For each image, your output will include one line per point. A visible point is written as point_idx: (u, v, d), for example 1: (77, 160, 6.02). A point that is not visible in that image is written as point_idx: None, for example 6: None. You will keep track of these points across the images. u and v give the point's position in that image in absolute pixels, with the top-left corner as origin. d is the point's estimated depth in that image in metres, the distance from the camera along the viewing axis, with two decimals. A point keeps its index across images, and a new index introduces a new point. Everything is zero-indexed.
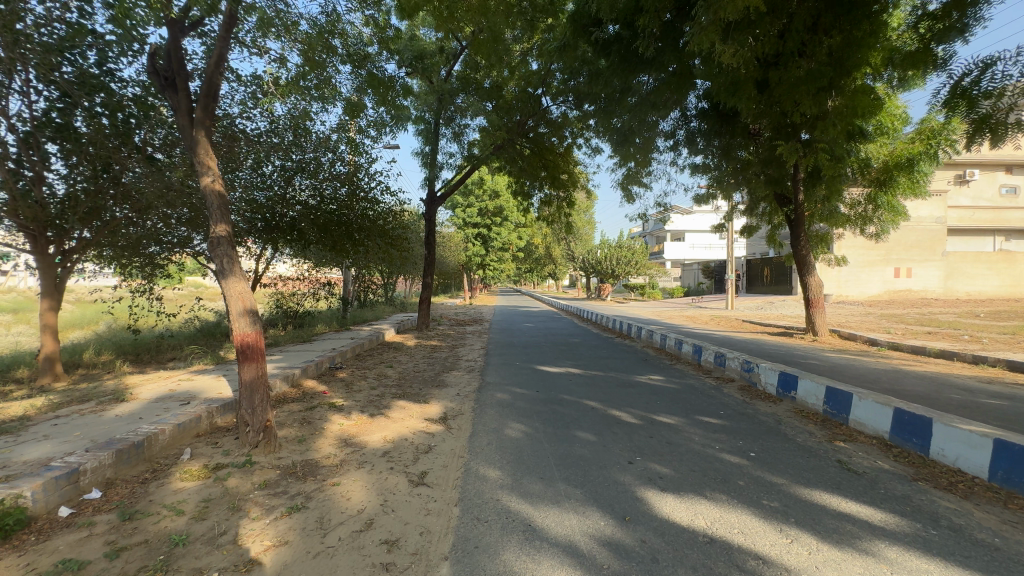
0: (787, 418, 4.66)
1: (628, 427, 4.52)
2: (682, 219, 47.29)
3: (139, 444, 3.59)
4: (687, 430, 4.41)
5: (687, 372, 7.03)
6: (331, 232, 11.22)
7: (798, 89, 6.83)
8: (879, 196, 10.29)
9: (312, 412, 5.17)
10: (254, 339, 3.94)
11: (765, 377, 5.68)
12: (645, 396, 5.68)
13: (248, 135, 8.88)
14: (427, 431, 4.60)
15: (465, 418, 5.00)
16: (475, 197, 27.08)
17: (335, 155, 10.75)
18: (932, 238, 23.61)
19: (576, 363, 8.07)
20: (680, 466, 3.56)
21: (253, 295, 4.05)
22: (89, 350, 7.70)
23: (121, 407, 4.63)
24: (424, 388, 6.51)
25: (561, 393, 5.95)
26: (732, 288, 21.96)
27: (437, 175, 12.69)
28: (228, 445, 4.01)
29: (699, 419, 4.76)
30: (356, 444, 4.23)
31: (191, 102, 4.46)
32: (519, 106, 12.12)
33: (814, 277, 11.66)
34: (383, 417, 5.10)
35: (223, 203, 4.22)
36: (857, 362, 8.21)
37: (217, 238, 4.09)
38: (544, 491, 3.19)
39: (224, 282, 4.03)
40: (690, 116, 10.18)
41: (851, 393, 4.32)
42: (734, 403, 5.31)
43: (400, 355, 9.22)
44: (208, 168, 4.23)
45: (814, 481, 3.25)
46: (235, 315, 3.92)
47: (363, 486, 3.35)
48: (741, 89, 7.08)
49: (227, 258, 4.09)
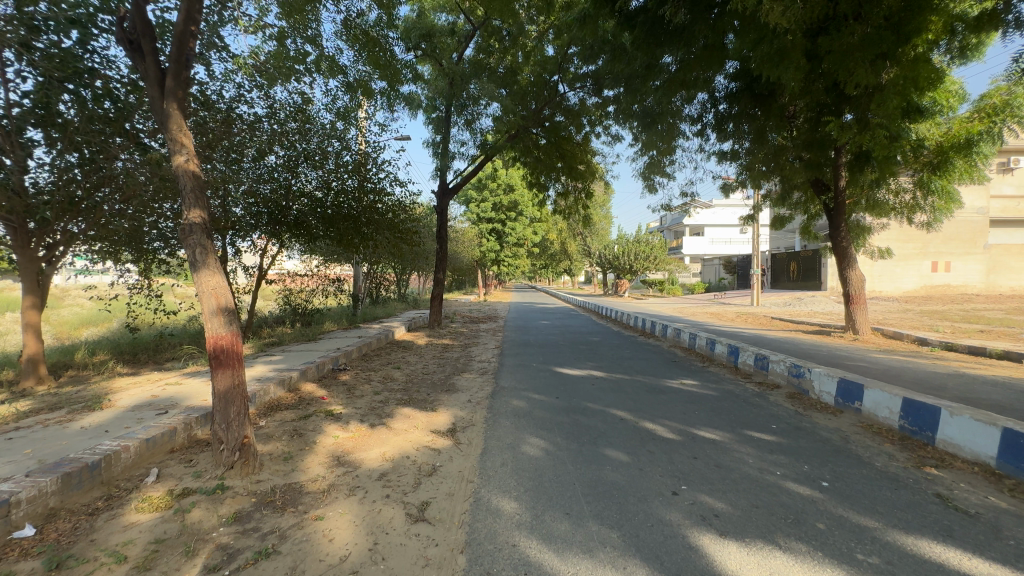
0: (855, 435, 3.94)
1: (667, 444, 3.86)
2: (702, 213, 46.04)
3: (94, 465, 3.07)
4: (736, 449, 3.73)
5: (723, 376, 6.30)
6: (338, 226, 10.76)
7: (853, 56, 6.07)
8: (931, 181, 9.34)
9: (306, 421, 4.62)
10: (229, 342, 3.37)
11: (820, 383, 4.96)
12: (680, 405, 5.01)
13: (248, 122, 8.42)
14: (432, 446, 4.01)
15: (476, 431, 4.40)
16: (489, 191, 26.56)
17: (342, 143, 10.28)
18: (973, 230, 22.27)
19: (598, 365, 7.41)
20: (738, 499, 2.90)
21: (230, 291, 3.49)
22: (82, 351, 7.34)
23: (91, 416, 4.13)
24: (432, 393, 5.91)
25: (585, 400, 5.31)
26: (757, 283, 21.01)
27: (448, 165, 12.12)
28: (203, 464, 3.48)
29: (748, 434, 4.06)
30: (349, 463, 3.65)
31: (162, 69, 3.93)
32: (534, 92, 11.49)
33: (855, 271, 10.76)
34: (384, 428, 4.53)
35: (197, 185, 3.68)
36: (911, 366, 7.39)
37: (189, 225, 3.54)
38: (571, 533, 2.57)
39: (196, 275, 3.46)
40: (718, 98, 9.47)
41: (940, 407, 3.59)
42: (785, 415, 4.59)
43: (409, 355, 8.66)
44: (180, 145, 3.70)
45: (917, 525, 2.56)
46: (208, 315, 3.36)
47: (351, 522, 2.77)
48: (788, 59, 6.40)
49: (200, 248, 3.53)
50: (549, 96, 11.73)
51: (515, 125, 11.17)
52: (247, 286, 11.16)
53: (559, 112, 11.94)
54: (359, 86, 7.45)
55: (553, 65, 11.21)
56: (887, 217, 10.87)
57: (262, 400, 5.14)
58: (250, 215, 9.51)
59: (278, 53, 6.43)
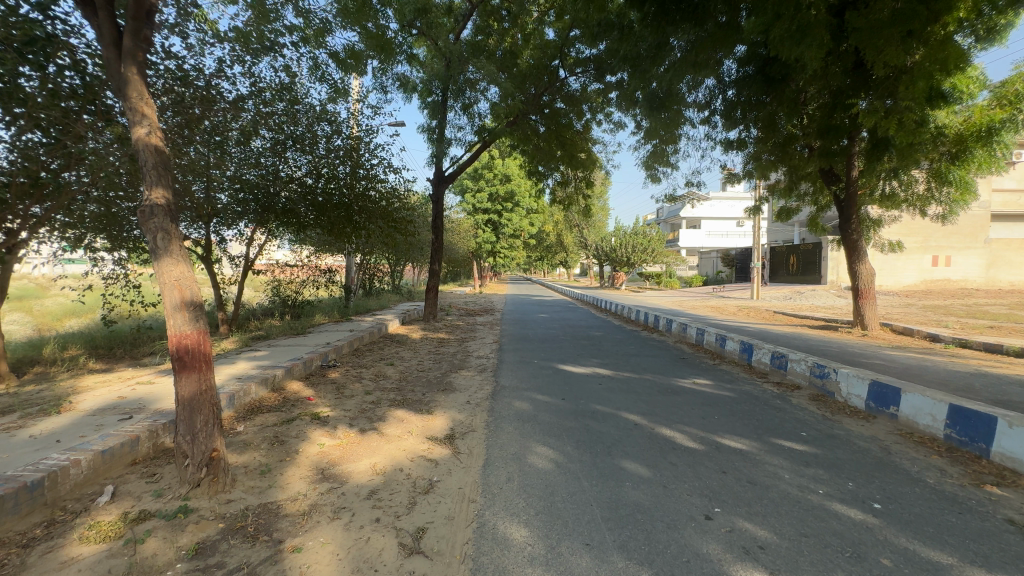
0: (896, 446, 3.57)
1: (690, 455, 3.48)
2: (700, 205, 45.63)
3: (34, 485, 2.65)
4: (768, 462, 3.34)
5: (738, 375, 5.93)
6: (328, 215, 10.35)
7: (883, 32, 5.66)
8: (949, 171, 8.94)
9: (288, 426, 4.20)
10: (195, 342, 2.93)
11: (848, 385, 4.59)
12: (697, 408, 4.63)
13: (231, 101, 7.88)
14: (428, 457, 3.61)
15: (476, 438, 4.00)
16: (485, 181, 25.94)
17: (333, 127, 9.78)
18: (974, 224, 22.05)
19: (603, 362, 7.02)
20: (782, 526, 2.52)
21: (196, 283, 3.04)
22: (51, 345, 6.85)
23: (45, 422, 3.68)
24: (427, 393, 5.48)
25: (593, 402, 4.91)
26: (757, 277, 20.73)
27: (445, 151, 11.61)
28: (168, 479, 3.06)
29: (778, 443, 3.68)
30: (335, 478, 3.23)
31: (119, 29, 3.46)
32: (534, 77, 11.01)
33: (865, 265, 10.42)
34: (376, 434, 4.12)
35: (160, 162, 3.23)
36: (930, 364, 7.05)
37: (149, 207, 3.08)
38: (594, 572, 2.17)
39: (157, 264, 3.00)
40: (726, 83, 9.07)
41: (996, 416, 3.23)
42: (813, 420, 4.22)
43: (403, 350, 8.23)
44: (141, 116, 3.23)
45: (998, 562, 2.19)
46: (170, 310, 2.91)
47: (334, 554, 2.37)
48: (810, 36, 5.99)
49: (162, 234, 3.07)
50: (549, 82, 11.29)
51: (515, 110, 10.71)
52: (233, 277, 10.65)
53: (560, 98, 11.55)
54: (348, 59, 6.88)
55: (554, 49, 10.74)
56: (900, 209, 10.51)
57: (242, 401, 4.69)
58: (234, 201, 9.07)
59: (252, 13, 5.74)
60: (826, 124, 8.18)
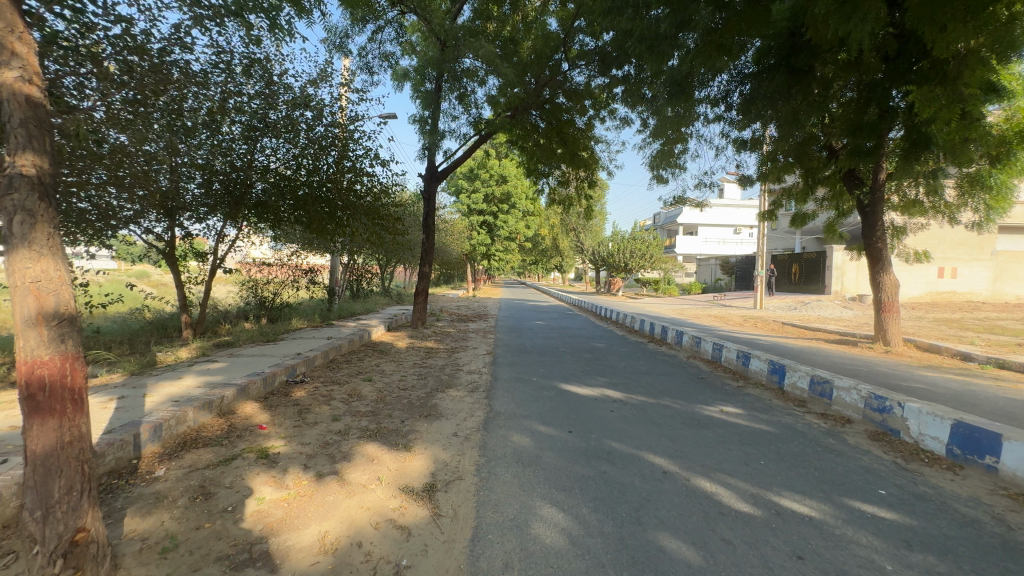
0: (1013, 515, 2.74)
1: (747, 528, 2.61)
2: (699, 211, 45.03)
3: None
4: (855, 542, 2.49)
5: (772, 403, 5.09)
6: (308, 209, 9.49)
7: (945, 7, 4.94)
8: (988, 176, 8.16)
9: (224, 470, 3.29)
10: (55, 371, 2.03)
11: (919, 424, 3.76)
12: (737, 450, 3.76)
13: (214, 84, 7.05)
14: (398, 522, 2.72)
15: (464, 489, 3.12)
16: (481, 181, 24.99)
17: (316, 111, 8.90)
18: (981, 235, 21.52)
19: (611, 381, 6.16)
20: None
21: (64, 286, 2.11)
22: None
23: None
24: (406, 421, 4.56)
25: (607, 438, 4.04)
26: (761, 286, 19.94)
27: (437, 143, 10.73)
28: (17, 565, 2.14)
29: (857, 509, 2.83)
30: (266, 559, 2.33)
31: None
32: (535, 62, 10.18)
33: (889, 275, 9.64)
34: (334, 481, 3.22)
35: (36, 119, 2.21)
36: (980, 389, 6.24)
37: (7, 180, 2.10)
38: None
39: (10, 258, 2.06)
40: (742, 77, 8.36)
41: None
42: (885, 469, 3.39)
43: (386, 362, 7.30)
44: (10, 54, 2.17)
45: None
46: (20, 326, 2.00)
47: None
48: (863, 9, 5.16)
49: (23, 218, 2.10)
50: (552, 76, 10.47)
51: (514, 102, 9.96)
52: (201, 275, 9.67)
53: (561, 93, 10.65)
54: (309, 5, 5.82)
55: (557, 41, 9.94)
56: (927, 215, 9.73)
57: (173, 433, 3.76)
58: (204, 194, 8.38)
59: None
60: (856, 122, 7.25)
